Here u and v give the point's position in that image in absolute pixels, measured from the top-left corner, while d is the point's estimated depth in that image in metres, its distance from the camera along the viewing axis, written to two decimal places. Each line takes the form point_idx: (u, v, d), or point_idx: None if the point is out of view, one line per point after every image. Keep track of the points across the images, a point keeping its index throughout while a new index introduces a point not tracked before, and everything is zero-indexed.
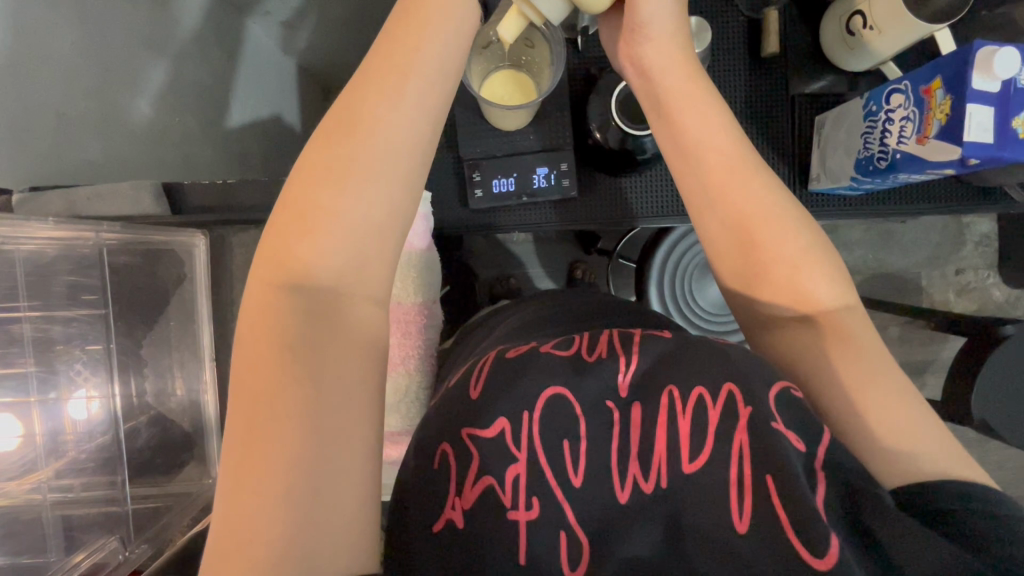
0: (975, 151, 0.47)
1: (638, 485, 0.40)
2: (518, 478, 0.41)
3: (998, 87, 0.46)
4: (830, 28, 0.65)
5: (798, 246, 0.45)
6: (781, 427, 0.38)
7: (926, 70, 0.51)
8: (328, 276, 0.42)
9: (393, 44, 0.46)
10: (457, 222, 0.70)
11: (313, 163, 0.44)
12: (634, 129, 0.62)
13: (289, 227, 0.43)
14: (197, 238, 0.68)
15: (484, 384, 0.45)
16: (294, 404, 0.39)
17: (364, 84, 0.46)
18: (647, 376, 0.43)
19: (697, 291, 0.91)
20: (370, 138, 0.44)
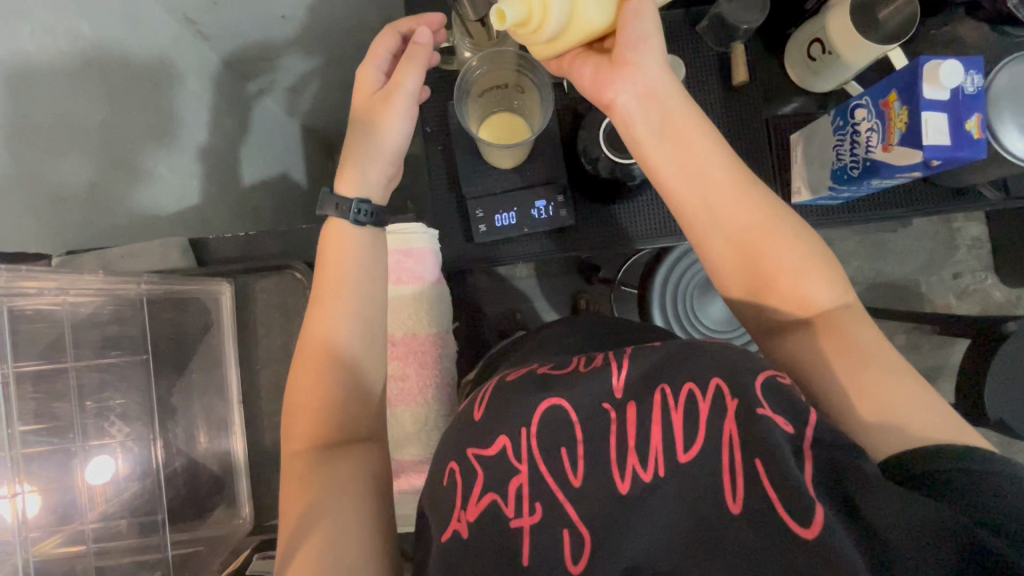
0: (935, 154, 0.51)
1: (638, 475, 0.41)
2: (521, 488, 0.43)
3: (948, 95, 0.50)
4: (794, 55, 0.72)
5: (799, 254, 0.49)
6: (767, 412, 0.39)
7: (884, 85, 0.55)
8: (326, 385, 0.50)
9: (329, 259, 0.55)
10: (462, 257, 0.74)
11: (296, 373, 0.51)
12: (623, 159, 0.66)
13: (297, 403, 0.50)
14: (223, 286, 0.68)
15: (487, 405, 0.48)
16: (303, 488, 0.46)
17: (313, 303, 0.53)
18: (644, 378, 0.44)
19: (700, 308, 0.96)
20: (337, 268, 0.54)
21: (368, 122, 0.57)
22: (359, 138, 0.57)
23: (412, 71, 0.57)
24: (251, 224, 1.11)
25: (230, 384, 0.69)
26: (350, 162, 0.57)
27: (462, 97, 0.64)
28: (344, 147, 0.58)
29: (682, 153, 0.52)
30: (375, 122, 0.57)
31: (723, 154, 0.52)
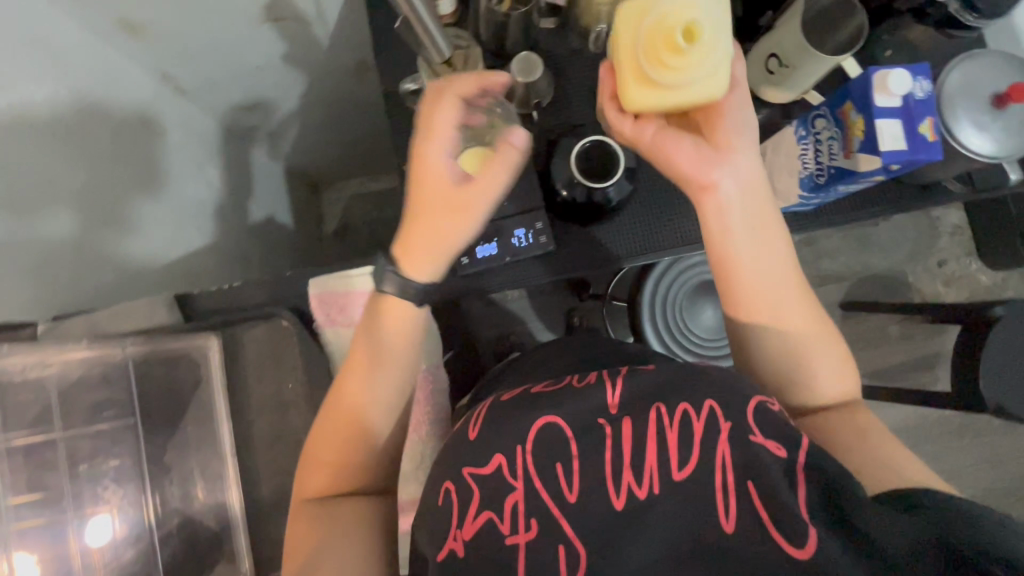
0: (894, 158, 0.52)
1: (633, 492, 0.41)
2: (516, 505, 0.43)
3: (899, 102, 0.52)
4: (753, 68, 0.74)
5: (833, 360, 0.51)
6: (760, 437, 0.40)
7: (839, 95, 0.58)
8: (347, 448, 0.52)
9: (371, 338, 0.54)
10: (448, 289, 0.74)
11: (320, 425, 0.53)
12: (598, 183, 0.69)
13: (318, 453, 0.53)
14: (208, 339, 0.63)
15: (481, 426, 0.49)
16: (305, 544, 0.49)
17: (348, 368, 0.54)
18: (639, 395, 0.45)
19: (689, 319, 0.98)
20: (380, 346, 0.53)
21: (427, 185, 0.52)
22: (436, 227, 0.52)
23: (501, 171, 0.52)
24: (237, 269, 1.12)
25: (222, 440, 0.63)
26: (416, 229, 0.52)
27: None
28: (412, 205, 0.53)
29: (747, 221, 0.51)
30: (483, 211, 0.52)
31: (779, 228, 0.52)
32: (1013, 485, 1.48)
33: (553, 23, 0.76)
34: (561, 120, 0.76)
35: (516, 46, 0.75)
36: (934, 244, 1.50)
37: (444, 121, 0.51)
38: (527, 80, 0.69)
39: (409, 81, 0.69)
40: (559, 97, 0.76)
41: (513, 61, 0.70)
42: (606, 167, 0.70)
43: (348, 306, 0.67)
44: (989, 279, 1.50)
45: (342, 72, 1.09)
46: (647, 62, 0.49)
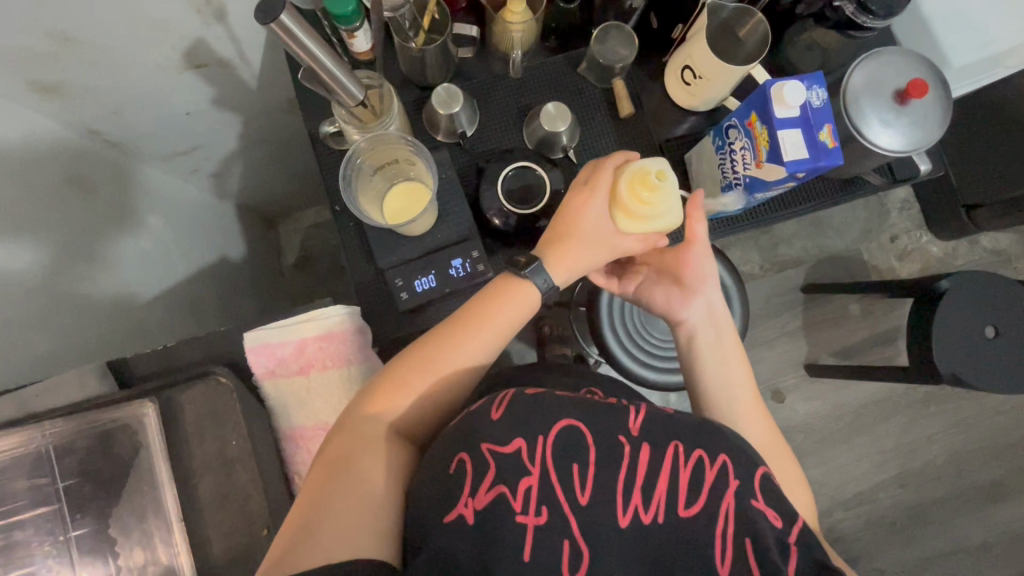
0: (798, 167, 0.54)
1: (640, 514, 0.49)
2: (530, 489, 0.49)
3: (797, 112, 0.54)
4: (672, 80, 0.75)
5: (796, 481, 0.63)
6: (761, 504, 0.50)
7: (744, 107, 0.59)
8: (417, 395, 0.59)
9: (489, 309, 0.62)
10: (395, 325, 0.74)
11: (409, 354, 0.60)
12: (527, 210, 0.71)
13: (389, 380, 0.59)
14: (142, 406, 0.61)
15: (507, 408, 0.53)
16: (348, 451, 0.54)
17: (470, 321, 0.61)
18: (661, 431, 0.53)
19: (646, 323, 1.01)
20: (476, 323, 0.61)
21: (586, 224, 0.64)
22: (477, 344, 0.61)
23: (523, 305, 0.63)
24: (193, 317, 1.11)
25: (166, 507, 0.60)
26: (570, 253, 0.64)
27: (348, 180, 0.66)
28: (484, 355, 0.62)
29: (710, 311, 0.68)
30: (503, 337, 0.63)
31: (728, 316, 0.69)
32: (981, 447, 1.53)
33: (471, 51, 0.77)
34: (490, 147, 0.76)
35: (436, 76, 0.75)
36: (884, 221, 1.54)
37: (605, 178, 0.64)
38: (447, 112, 0.70)
39: (329, 124, 0.70)
40: (485, 123, 0.76)
41: (433, 95, 0.70)
42: (529, 195, 0.72)
43: (283, 357, 0.65)
44: (940, 249, 1.55)
45: (276, 108, 1.09)
46: (629, 203, 0.61)
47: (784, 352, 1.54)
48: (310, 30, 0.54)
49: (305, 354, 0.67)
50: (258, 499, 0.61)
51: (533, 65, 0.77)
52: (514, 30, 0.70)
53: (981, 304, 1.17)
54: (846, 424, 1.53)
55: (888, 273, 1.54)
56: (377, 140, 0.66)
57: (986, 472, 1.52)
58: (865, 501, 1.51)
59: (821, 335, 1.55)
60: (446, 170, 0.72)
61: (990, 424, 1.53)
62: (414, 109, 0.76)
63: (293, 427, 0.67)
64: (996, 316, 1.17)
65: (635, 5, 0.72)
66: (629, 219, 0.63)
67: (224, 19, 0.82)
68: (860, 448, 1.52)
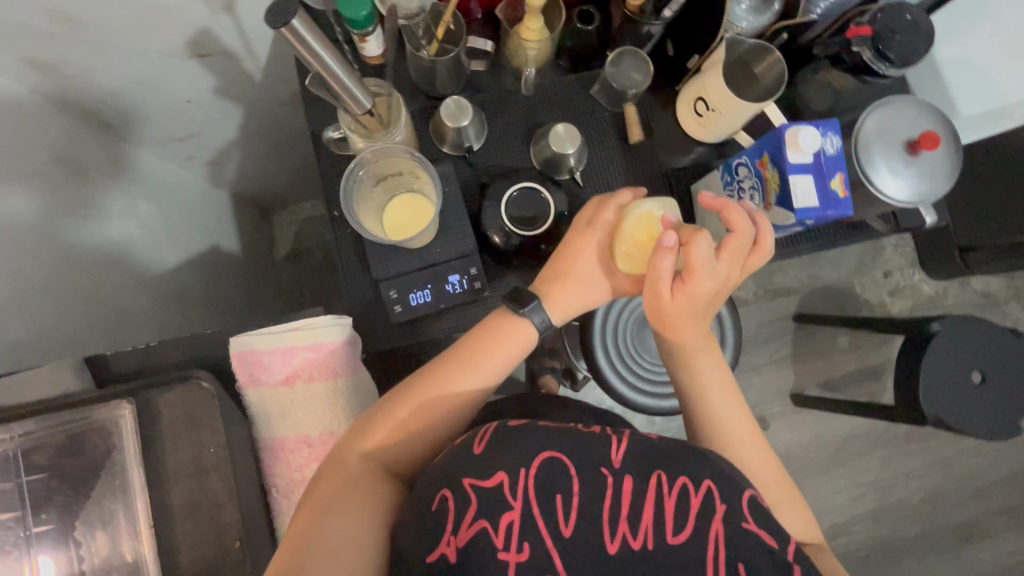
0: (806, 215, 0.54)
1: (628, 542, 0.50)
2: (512, 523, 0.49)
3: (811, 158, 0.54)
4: (684, 109, 0.74)
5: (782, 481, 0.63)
6: (753, 526, 0.50)
7: (756, 146, 0.58)
8: (403, 431, 0.59)
9: (479, 344, 0.61)
10: (385, 337, 0.72)
11: (398, 391, 0.60)
12: (529, 232, 0.70)
13: (376, 416, 0.59)
14: (116, 407, 0.59)
15: (488, 441, 0.54)
16: (330, 485, 0.54)
17: (459, 358, 0.61)
18: (641, 458, 0.54)
19: (638, 346, 1.00)
20: (465, 360, 0.61)
21: (581, 265, 0.64)
22: (467, 379, 0.60)
23: (519, 340, 0.63)
24: (178, 307, 1.08)
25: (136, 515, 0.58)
26: (568, 294, 0.64)
27: (349, 190, 0.65)
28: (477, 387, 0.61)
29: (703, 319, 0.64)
30: (498, 371, 0.62)
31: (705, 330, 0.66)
32: (956, 486, 1.54)
33: (484, 64, 0.75)
34: (494, 163, 0.75)
35: (446, 87, 0.74)
36: (878, 256, 1.55)
37: (607, 217, 0.64)
38: (455, 125, 0.69)
39: (333, 130, 0.68)
40: (491, 138, 0.75)
41: (442, 106, 0.69)
42: (533, 215, 0.70)
43: (269, 365, 0.63)
44: (931, 288, 1.56)
45: (278, 101, 1.07)
46: (627, 242, 0.61)
47: (771, 380, 1.54)
48: (324, 40, 0.53)
49: (292, 363, 0.65)
50: (231, 509, 0.59)
51: (544, 83, 0.76)
52: (529, 48, 0.69)
53: (970, 349, 1.18)
54: (827, 455, 1.53)
55: (878, 308, 1.55)
56: (383, 154, 0.65)
57: (959, 512, 1.53)
58: (840, 533, 1.51)
59: (809, 365, 1.55)
60: (450, 184, 0.71)
61: (967, 465, 1.55)
62: (420, 118, 0.74)
63: (274, 438, 0.65)
64: (983, 362, 1.18)
65: (652, 31, 0.71)
66: (625, 258, 0.62)
67: (232, 11, 0.80)
68: (839, 479, 1.53)
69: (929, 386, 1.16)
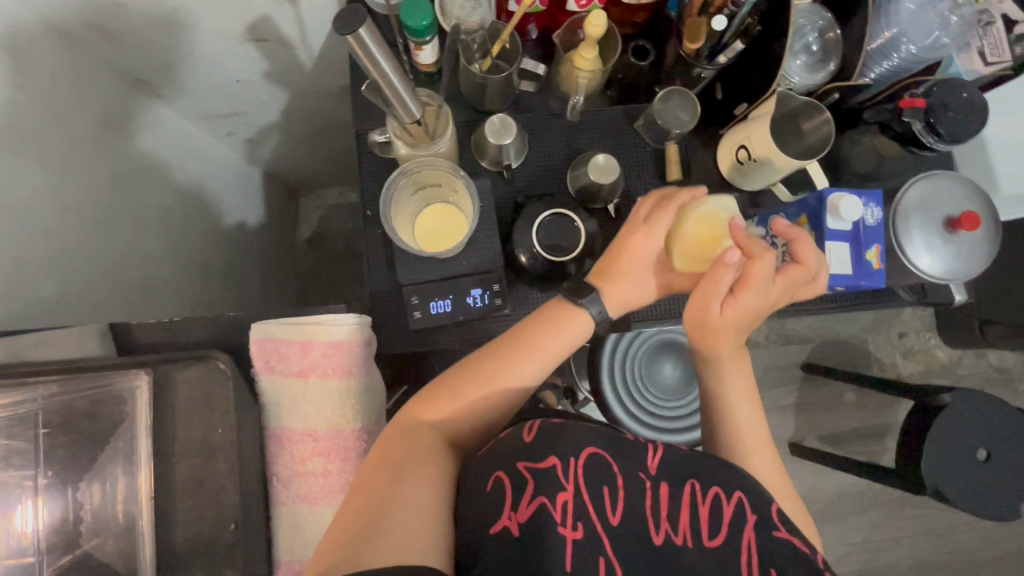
0: (837, 281, 0.57)
1: (671, 537, 0.50)
2: (567, 503, 0.50)
3: (849, 227, 0.57)
4: (726, 153, 0.74)
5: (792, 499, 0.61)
6: (785, 534, 0.51)
7: (795, 208, 0.61)
8: (462, 409, 0.59)
9: (542, 330, 0.61)
10: (400, 340, 0.73)
11: (458, 369, 0.61)
12: (556, 257, 0.70)
13: (437, 393, 0.59)
14: (137, 378, 0.61)
15: (538, 429, 0.54)
16: (394, 454, 0.55)
17: (522, 342, 0.61)
18: (678, 464, 0.54)
19: (645, 377, 1.01)
20: (529, 343, 0.61)
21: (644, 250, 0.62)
22: (530, 362, 0.60)
23: (580, 327, 0.63)
24: (201, 278, 1.09)
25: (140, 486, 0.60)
26: (624, 289, 0.64)
27: (388, 196, 0.67)
28: (534, 372, 0.62)
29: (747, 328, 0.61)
30: (556, 359, 0.63)
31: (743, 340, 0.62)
32: (946, 559, 1.52)
33: (534, 85, 0.77)
34: (531, 183, 0.75)
35: (493, 104, 0.75)
36: (895, 317, 1.53)
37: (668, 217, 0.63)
38: (498, 142, 0.69)
39: (379, 134, 0.70)
40: (531, 159, 0.76)
41: (487, 123, 0.69)
42: (563, 241, 0.70)
43: (286, 356, 0.65)
44: (945, 355, 1.54)
45: (325, 91, 1.08)
46: (687, 236, 0.61)
47: (772, 427, 1.53)
48: (385, 48, 0.53)
49: (308, 357, 0.65)
50: (232, 492, 0.60)
51: (590, 110, 0.77)
52: (581, 76, 0.70)
53: (981, 425, 1.16)
54: (819, 509, 1.52)
55: (889, 368, 1.53)
56: (423, 165, 0.66)
57: None
58: None
59: (811, 416, 1.54)
60: (485, 200, 0.72)
61: (960, 537, 1.52)
62: (464, 131, 0.76)
63: (281, 428, 0.66)
64: (991, 440, 1.16)
65: (704, 75, 0.71)
66: (682, 256, 0.62)
67: (295, 2, 0.82)
68: (828, 536, 1.51)
69: (934, 457, 1.15)
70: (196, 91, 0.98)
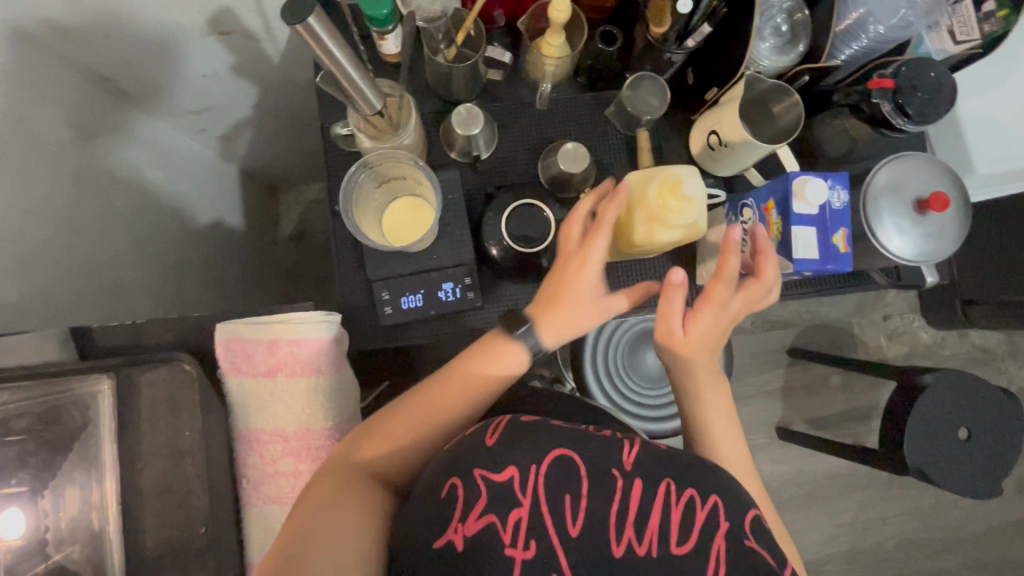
0: (804, 266, 0.56)
1: (632, 547, 0.49)
2: (520, 520, 0.48)
3: (815, 211, 0.56)
4: (698, 139, 0.73)
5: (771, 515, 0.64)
6: (755, 544, 0.50)
7: (763, 191, 0.60)
8: (394, 449, 0.57)
9: (472, 361, 0.61)
10: (373, 336, 0.72)
11: (394, 408, 0.60)
12: (528, 248, 0.69)
13: (369, 434, 0.57)
14: (99, 382, 0.59)
15: (499, 434, 0.53)
16: (317, 496, 0.52)
17: (452, 375, 0.61)
18: (650, 463, 0.53)
19: (626, 366, 1.00)
20: (460, 376, 0.61)
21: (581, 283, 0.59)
22: (460, 396, 0.60)
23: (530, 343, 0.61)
24: (174, 279, 1.07)
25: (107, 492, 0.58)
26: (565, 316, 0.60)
27: (350, 190, 0.66)
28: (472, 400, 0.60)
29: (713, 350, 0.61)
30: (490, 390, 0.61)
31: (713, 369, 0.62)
32: (930, 537, 1.54)
33: (502, 74, 0.75)
34: (501, 174, 0.74)
35: (461, 93, 0.73)
36: (878, 299, 1.54)
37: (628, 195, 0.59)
38: (465, 133, 0.68)
39: (342, 126, 0.68)
40: (501, 149, 0.74)
41: (454, 113, 0.68)
42: (533, 233, 0.69)
43: (252, 356, 0.63)
44: (929, 336, 1.55)
45: (296, 84, 1.06)
46: (653, 207, 0.57)
47: (758, 411, 1.54)
48: (339, 40, 0.52)
49: (276, 356, 0.64)
50: (200, 496, 0.59)
51: (561, 98, 0.75)
52: (549, 63, 0.69)
53: (961, 405, 1.17)
54: (806, 491, 1.53)
55: (873, 350, 1.54)
56: (386, 158, 0.65)
57: (932, 562, 1.53)
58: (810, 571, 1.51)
59: (797, 400, 1.55)
60: (454, 192, 0.71)
61: (944, 515, 1.54)
62: (432, 122, 0.74)
63: (251, 429, 0.65)
64: (972, 419, 1.17)
65: (673, 60, 0.70)
66: (648, 225, 0.59)
67: None
68: (814, 518, 1.52)
69: (916, 438, 1.16)
70: (161, 88, 0.95)
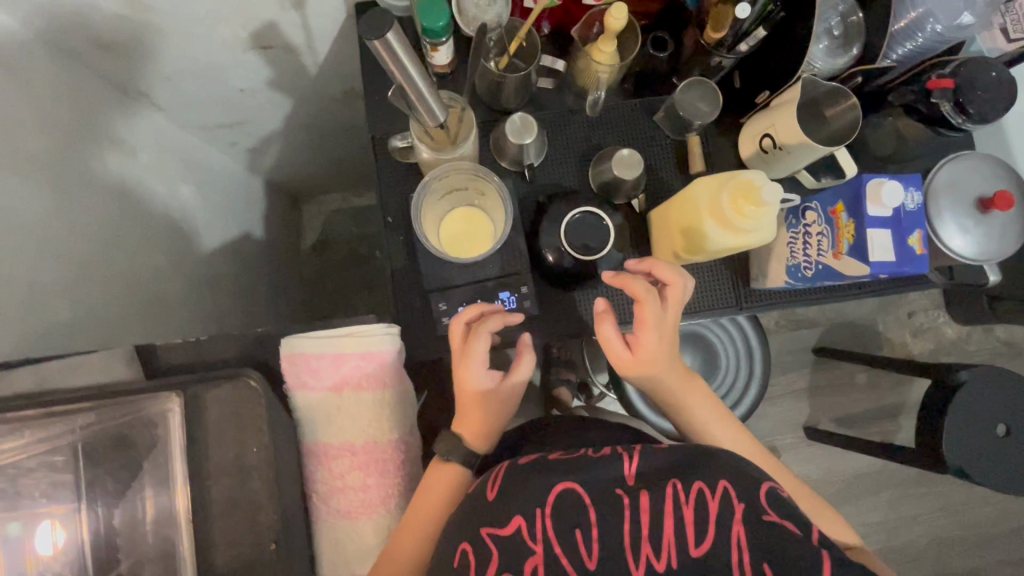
0: (882, 268, 0.56)
1: (652, 563, 0.50)
2: (536, 567, 0.50)
3: (889, 213, 0.56)
4: (748, 143, 0.73)
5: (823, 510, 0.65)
6: (773, 518, 0.50)
7: (830, 194, 0.61)
8: None
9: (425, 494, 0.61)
10: (430, 347, 0.72)
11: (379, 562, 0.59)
12: (589, 256, 0.69)
13: None
14: (168, 401, 0.59)
15: (498, 486, 0.55)
16: None
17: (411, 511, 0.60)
18: (655, 471, 0.54)
19: None
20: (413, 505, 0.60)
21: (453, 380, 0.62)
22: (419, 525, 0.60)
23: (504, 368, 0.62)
24: (210, 293, 1.07)
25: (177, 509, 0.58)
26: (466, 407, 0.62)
27: (417, 204, 0.66)
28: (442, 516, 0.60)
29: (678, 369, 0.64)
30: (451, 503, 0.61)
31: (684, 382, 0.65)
32: (963, 534, 1.53)
33: (552, 83, 0.75)
34: (552, 182, 0.74)
35: (511, 103, 0.73)
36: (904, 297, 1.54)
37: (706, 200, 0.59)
38: (518, 142, 0.67)
39: (400, 139, 0.70)
40: (551, 157, 0.75)
41: (509, 122, 0.68)
42: (594, 241, 0.69)
43: (318, 369, 0.64)
44: (954, 332, 1.55)
45: (329, 97, 1.06)
46: (727, 212, 0.58)
47: (786, 412, 1.53)
48: (411, 52, 0.52)
49: (341, 369, 0.65)
50: (270, 512, 0.59)
51: (609, 105, 0.75)
52: (602, 71, 0.69)
53: (998, 400, 1.16)
54: (836, 491, 1.52)
55: (900, 348, 1.53)
56: (451, 171, 0.66)
57: (965, 560, 1.52)
58: None
59: (825, 399, 1.54)
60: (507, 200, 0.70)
61: (974, 512, 1.53)
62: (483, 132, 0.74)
63: (318, 443, 0.65)
64: (1009, 415, 1.15)
65: (724, 64, 0.70)
66: (722, 228, 0.59)
67: (302, 7, 0.80)
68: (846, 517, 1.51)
69: (954, 436, 1.15)
70: (193, 101, 0.95)
